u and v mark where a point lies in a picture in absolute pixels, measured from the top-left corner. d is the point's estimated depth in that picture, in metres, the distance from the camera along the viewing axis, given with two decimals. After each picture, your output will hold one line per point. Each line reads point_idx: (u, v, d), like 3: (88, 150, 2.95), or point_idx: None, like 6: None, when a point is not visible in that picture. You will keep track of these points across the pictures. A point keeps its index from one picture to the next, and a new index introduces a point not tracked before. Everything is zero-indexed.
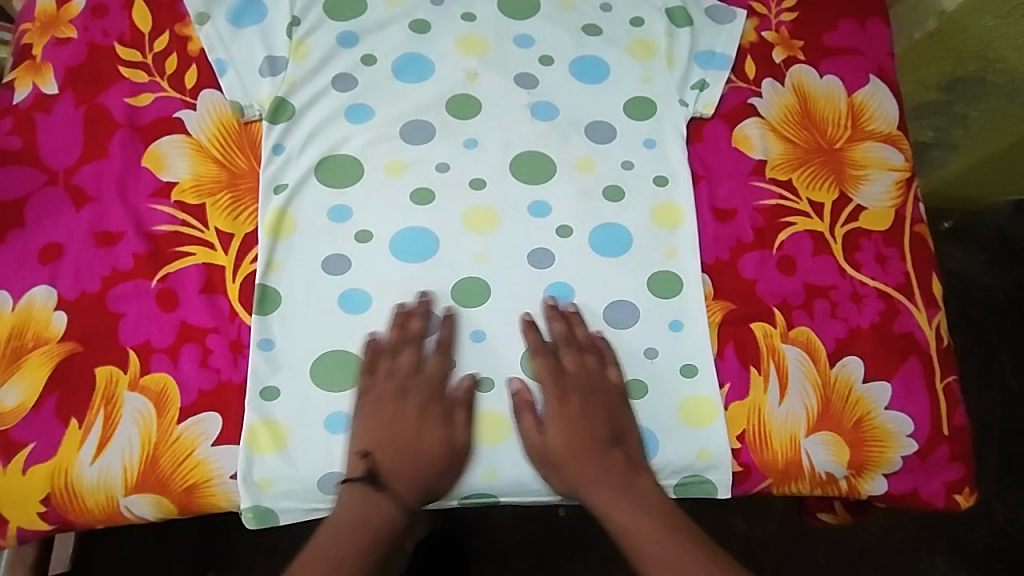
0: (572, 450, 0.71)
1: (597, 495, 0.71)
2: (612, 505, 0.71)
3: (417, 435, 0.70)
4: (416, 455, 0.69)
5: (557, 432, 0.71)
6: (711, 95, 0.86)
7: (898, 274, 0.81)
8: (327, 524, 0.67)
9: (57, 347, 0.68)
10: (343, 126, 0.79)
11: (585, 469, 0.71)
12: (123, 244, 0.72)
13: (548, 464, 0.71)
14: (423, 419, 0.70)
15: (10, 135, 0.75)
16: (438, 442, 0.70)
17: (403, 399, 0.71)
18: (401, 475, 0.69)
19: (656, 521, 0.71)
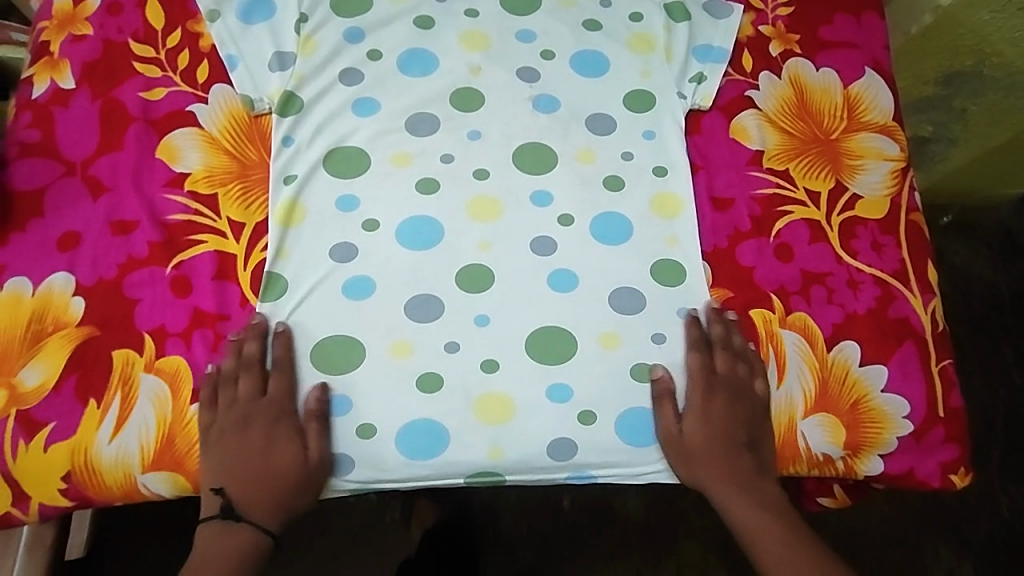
0: (705, 445, 0.74)
1: (720, 491, 0.75)
2: (733, 499, 0.75)
3: (279, 457, 0.70)
4: (265, 477, 0.70)
5: (706, 426, 0.74)
6: (709, 88, 0.88)
7: (894, 261, 0.83)
8: (203, 550, 0.71)
9: (76, 331, 0.70)
10: (350, 119, 0.81)
11: (699, 462, 0.74)
12: (139, 232, 0.74)
13: (684, 459, 0.74)
14: (275, 441, 0.70)
15: (28, 128, 0.77)
16: (294, 461, 0.70)
17: (246, 428, 0.70)
18: (259, 499, 0.70)
19: (760, 509, 0.76)
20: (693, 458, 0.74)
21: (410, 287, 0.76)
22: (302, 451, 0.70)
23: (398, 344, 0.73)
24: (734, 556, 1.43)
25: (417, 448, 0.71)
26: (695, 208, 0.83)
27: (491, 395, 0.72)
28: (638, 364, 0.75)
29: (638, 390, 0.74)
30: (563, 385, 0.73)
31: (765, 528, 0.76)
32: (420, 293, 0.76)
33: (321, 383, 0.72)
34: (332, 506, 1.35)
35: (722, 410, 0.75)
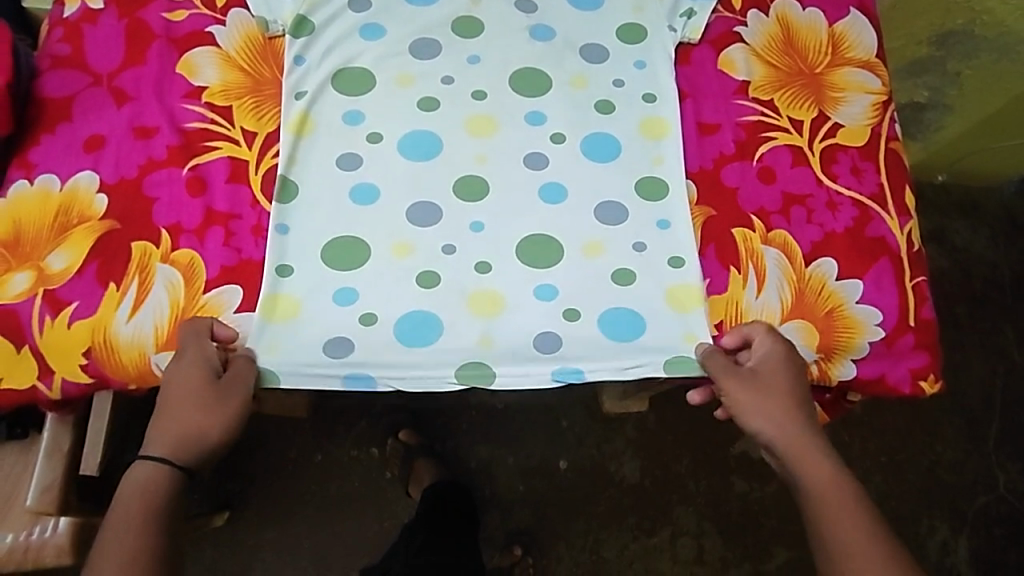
0: (770, 395, 0.76)
1: (791, 440, 0.76)
2: (803, 453, 0.75)
3: (189, 397, 0.71)
4: (181, 416, 0.71)
5: (768, 377, 0.77)
6: (699, 22, 0.93)
7: (872, 185, 0.87)
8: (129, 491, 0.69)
9: (98, 224, 0.75)
10: (359, 42, 0.87)
11: (764, 408, 0.76)
12: (158, 137, 0.80)
13: (756, 400, 0.76)
14: (191, 380, 0.71)
15: (61, 42, 0.83)
16: (207, 397, 0.71)
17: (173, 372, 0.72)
18: (171, 438, 0.71)
19: (828, 468, 0.74)
20: (756, 408, 0.76)
21: (410, 199, 0.81)
22: (218, 386, 0.71)
23: (400, 244, 0.79)
24: (730, 522, 1.45)
25: (418, 335, 0.76)
26: (682, 133, 0.87)
27: (482, 292, 0.78)
28: (619, 270, 0.80)
29: (621, 295, 0.79)
30: (548, 285, 0.79)
31: (839, 498, 0.72)
32: (419, 201, 0.81)
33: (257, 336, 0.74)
34: (336, 464, 1.40)
35: (786, 362, 0.77)
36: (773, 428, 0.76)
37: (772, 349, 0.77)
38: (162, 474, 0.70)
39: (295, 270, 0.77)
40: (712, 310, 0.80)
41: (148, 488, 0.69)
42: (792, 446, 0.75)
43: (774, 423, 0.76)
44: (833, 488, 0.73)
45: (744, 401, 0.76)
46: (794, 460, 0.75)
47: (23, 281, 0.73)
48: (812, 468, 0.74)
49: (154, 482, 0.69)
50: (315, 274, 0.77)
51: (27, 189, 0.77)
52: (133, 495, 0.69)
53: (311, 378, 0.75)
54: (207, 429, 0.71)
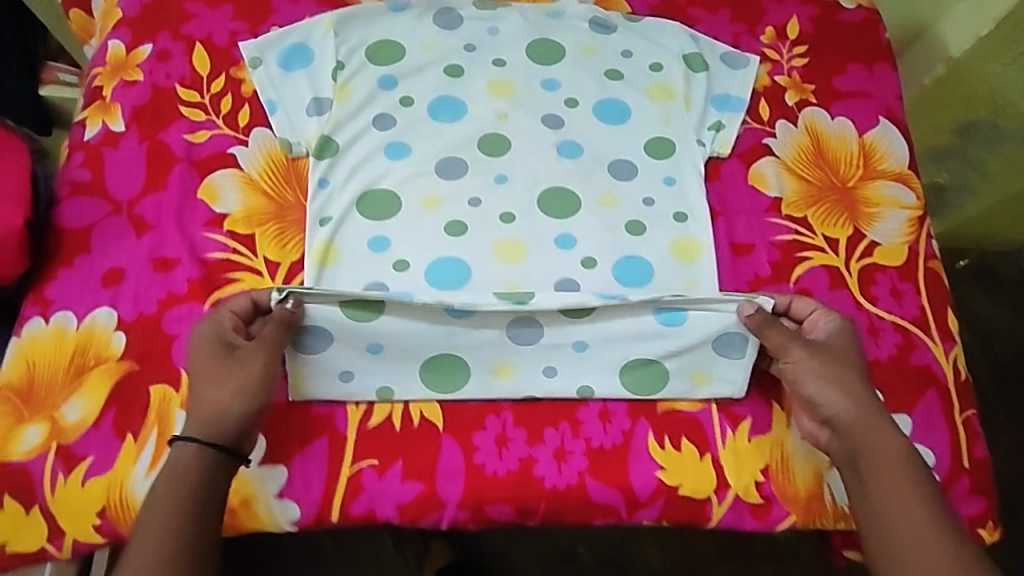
0: (842, 371, 0.73)
1: (865, 423, 0.71)
2: (875, 434, 0.71)
3: (209, 370, 0.68)
4: (200, 398, 0.68)
5: (835, 353, 0.74)
6: (727, 136, 0.91)
7: (913, 308, 0.85)
8: (167, 475, 0.66)
9: (116, 366, 0.72)
10: (382, 161, 0.85)
11: (837, 387, 0.72)
12: (179, 269, 0.77)
13: (829, 376, 0.73)
14: (209, 355, 0.69)
15: (80, 168, 0.81)
16: (227, 368, 0.68)
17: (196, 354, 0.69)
18: (195, 420, 0.67)
19: (897, 449, 0.71)
20: (825, 383, 0.72)
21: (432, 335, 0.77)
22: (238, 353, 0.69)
23: None
24: None
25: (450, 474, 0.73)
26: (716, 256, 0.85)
27: (507, 362, 0.76)
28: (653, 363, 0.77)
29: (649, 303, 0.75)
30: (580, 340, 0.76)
31: (909, 480, 0.70)
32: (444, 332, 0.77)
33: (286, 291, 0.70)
34: None
35: (852, 342, 0.75)
36: (849, 404, 0.72)
37: (838, 326, 0.75)
38: (194, 455, 0.66)
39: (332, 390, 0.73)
40: (756, 452, 0.76)
41: (177, 478, 0.65)
42: (869, 427, 0.71)
43: (846, 397, 0.72)
44: (902, 473, 0.70)
45: (815, 373, 0.73)
46: (866, 443, 0.71)
47: (37, 433, 0.69)
48: (882, 446, 0.71)
49: (188, 464, 0.66)
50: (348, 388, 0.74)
51: (42, 328, 0.74)
52: (172, 479, 0.66)
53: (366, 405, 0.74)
54: (229, 407, 0.67)
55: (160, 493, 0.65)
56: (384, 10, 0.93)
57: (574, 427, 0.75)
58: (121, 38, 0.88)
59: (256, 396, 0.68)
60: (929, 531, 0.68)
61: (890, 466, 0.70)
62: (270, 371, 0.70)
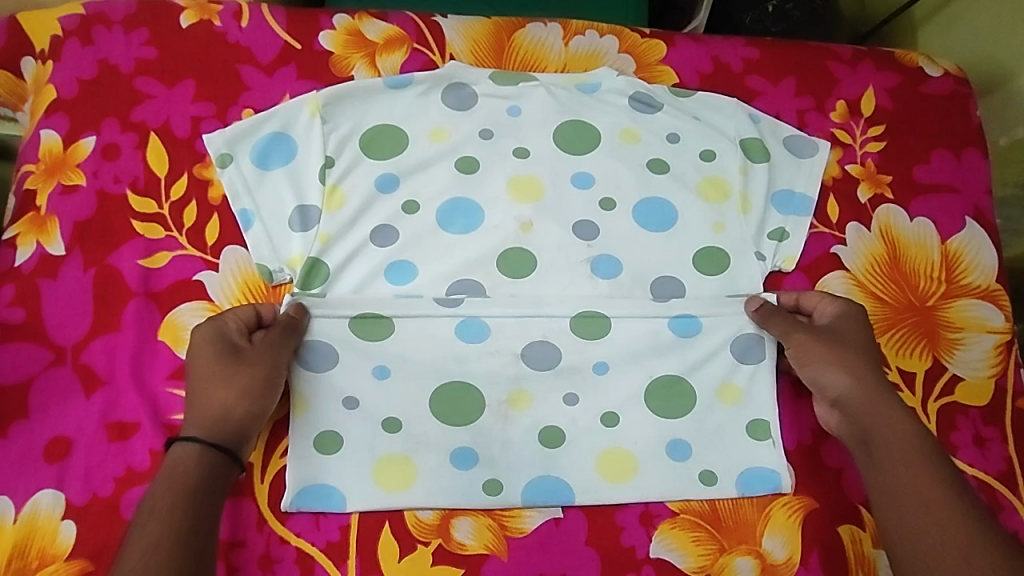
0: (852, 352, 0.68)
1: (878, 407, 0.65)
2: (889, 420, 0.64)
3: (209, 364, 0.62)
4: (195, 395, 0.61)
5: (845, 332, 0.70)
6: (792, 248, 0.77)
7: (999, 459, 0.74)
8: (165, 475, 0.57)
9: (65, 566, 0.60)
10: (384, 288, 0.71)
11: (849, 373, 0.67)
12: (138, 437, 0.64)
13: (838, 361, 0.68)
14: (201, 344, 0.63)
15: (11, 306, 0.67)
16: (228, 367, 0.62)
17: (194, 354, 0.63)
18: (190, 423, 0.60)
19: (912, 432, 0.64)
20: (838, 367, 0.67)
21: (445, 520, 0.66)
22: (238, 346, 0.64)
23: (443, 571, 0.65)
24: None
25: None
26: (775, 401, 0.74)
27: (524, 391, 0.70)
28: (676, 382, 0.72)
29: (663, 307, 0.73)
30: (601, 361, 0.72)
31: (924, 467, 0.62)
32: (458, 491, 0.67)
33: (293, 301, 0.68)
34: None
35: (861, 322, 0.71)
36: (859, 384, 0.66)
37: (842, 305, 0.72)
38: (196, 453, 0.58)
39: (332, 441, 0.67)
40: None
41: (174, 482, 0.56)
42: (886, 408, 0.65)
43: (859, 379, 0.67)
44: (916, 459, 0.62)
45: (826, 357, 0.68)
46: (883, 426, 0.64)
47: None
48: (897, 431, 0.64)
49: (190, 463, 0.58)
50: (348, 448, 0.67)
51: None
52: (168, 480, 0.56)
53: (371, 455, 0.67)
54: (235, 407, 0.61)
55: (156, 498, 0.56)
56: (382, 86, 0.76)
57: None
58: (56, 128, 0.72)
59: (264, 395, 0.63)
60: (952, 519, 0.59)
61: (904, 448, 0.63)
62: (277, 371, 0.65)
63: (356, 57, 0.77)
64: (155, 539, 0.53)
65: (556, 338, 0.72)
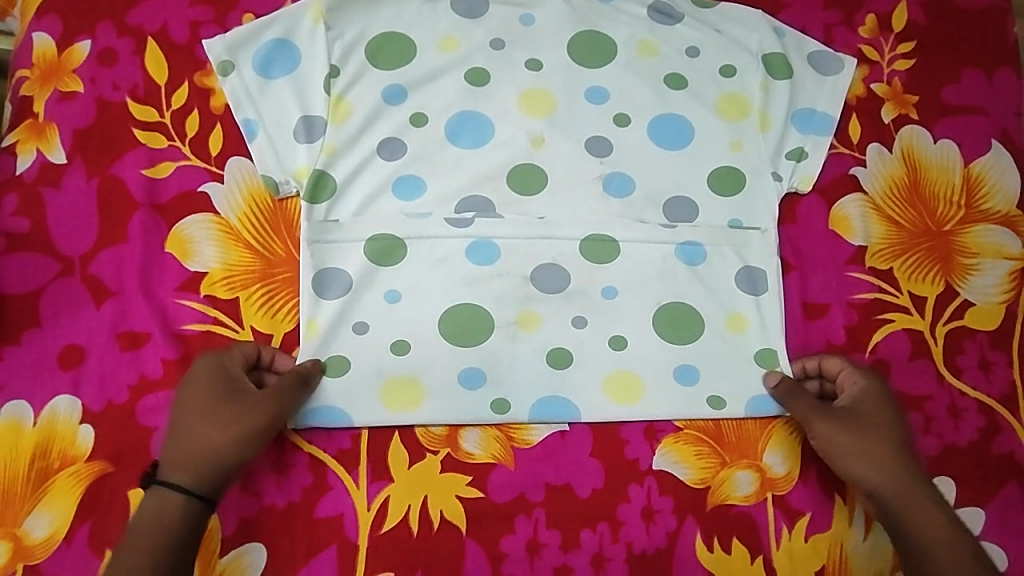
0: (871, 435, 0.66)
1: (899, 494, 0.65)
2: (914, 511, 0.64)
3: (205, 416, 0.61)
4: (179, 451, 0.60)
5: (868, 414, 0.67)
6: (810, 169, 0.75)
7: (1003, 383, 0.74)
8: (139, 517, 0.58)
9: (86, 468, 0.62)
10: (391, 203, 0.70)
11: (868, 452, 0.66)
12: (150, 346, 0.65)
13: (859, 437, 0.66)
14: (198, 403, 0.61)
15: (16, 215, 0.66)
16: (218, 416, 0.61)
17: (193, 402, 0.61)
18: (169, 468, 0.59)
19: (939, 523, 0.63)
20: (852, 447, 0.66)
21: (454, 430, 0.68)
22: (237, 406, 0.61)
23: (451, 479, 0.66)
24: None
25: None
26: (786, 321, 0.73)
27: (532, 310, 0.70)
28: (685, 307, 0.72)
29: (671, 233, 0.73)
30: (611, 285, 0.71)
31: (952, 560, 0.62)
32: (467, 404, 0.68)
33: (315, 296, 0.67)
34: None
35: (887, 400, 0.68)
36: (877, 472, 0.65)
37: (867, 385, 0.69)
38: (172, 501, 0.58)
39: (342, 364, 0.67)
40: (812, 552, 0.68)
41: (150, 527, 0.57)
42: (905, 493, 0.64)
43: (877, 464, 0.65)
44: (943, 552, 0.62)
45: (836, 439, 0.67)
46: (893, 505, 0.65)
47: None
48: (924, 522, 0.64)
49: (166, 510, 0.58)
50: (359, 360, 0.67)
51: None
52: (144, 524, 0.57)
53: (381, 371, 0.67)
54: (219, 463, 0.59)
55: (129, 540, 0.57)
56: None
57: (614, 530, 0.67)
58: (49, 32, 0.70)
59: (251, 446, 0.61)
60: None
61: (928, 539, 0.63)
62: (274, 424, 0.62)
63: None
64: None
65: (565, 261, 0.71)
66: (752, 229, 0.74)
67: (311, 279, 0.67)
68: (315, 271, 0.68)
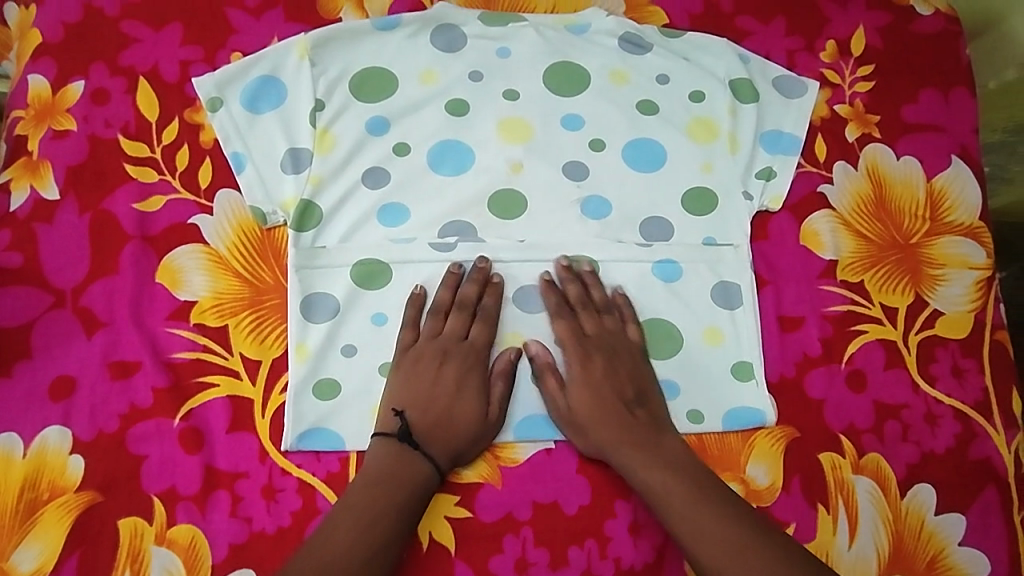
0: (590, 410, 0.68)
1: (626, 454, 0.67)
2: (638, 465, 0.67)
3: (456, 399, 0.68)
4: (439, 423, 0.67)
5: (581, 382, 0.69)
6: (779, 188, 0.78)
7: (976, 390, 0.76)
8: (386, 469, 0.64)
9: (76, 497, 0.63)
10: (376, 229, 0.72)
11: (594, 419, 0.68)
12: (141, 375, 0.66)
13: (571, 422, 0.69)
14: (467, 385, 0.68)
15: (8, 250, 0.68)
16: (473, 401, 0.68)
17: (440, 368, 0.68)
18: (434, 442, 0.66)
19: (660, 472, 0.66)
20: (592, 412, 0.68)
21: None
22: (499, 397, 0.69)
23: (439, 499, 0.67)
24: None
25: None
26: (764, 333, 0.75)
27: (516, 331, 0.72)
28: (667, 324, 0.74)
29: (648, 252, 0.75)
30: None
31: (700, 502, 0.64)
32: None
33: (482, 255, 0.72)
34: None
35: (596, 381, 0.69)
36: (611, 433, 0.68)
37: (570, 348, 0.71)
38: (429, 468, 0.65)
39: (330, 388, 0.68)
40: None
41: (395, 480, 0.64)
42: (606, 447, 0.68)
43: (596, 430, 0.68)
44: (677, 496, 0.65)
45: (567, 424, 0.69)
46: (617, 457, 0.67)
47: None
48: (643, 470, 0.67)
49: (416, 471, 0.64)
50: (346, 383, 0.69)
51: None
52: (393, 476, 0.64)
53: (370, 393, 0.69)
54: (473, 434, 0.67)
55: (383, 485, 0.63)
56: (370, 28, 0.77)
57: (601, 546, 0.68)
58: (43, 73, 0.72)
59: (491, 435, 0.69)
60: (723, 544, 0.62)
61: (669, 486, 0.65)
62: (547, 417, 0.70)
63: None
64: (374, 523, 0.61)
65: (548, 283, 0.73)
66: (727, 246, 0.76)
67: (298, 305, 0.69)
68: (303, 297, 0.69)
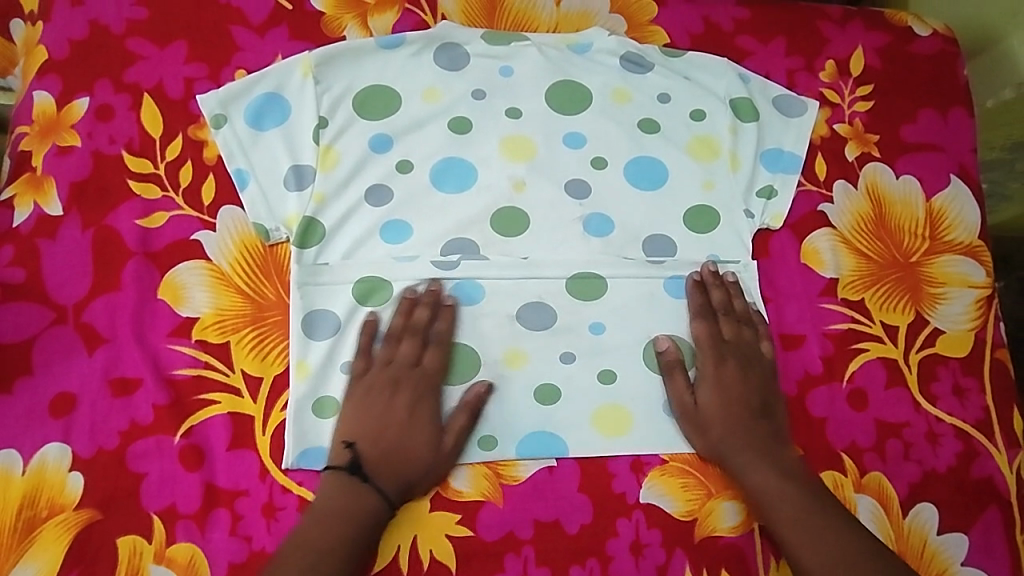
0: (720, 408, 0.70)
1: (741, 452, 0.69)
2: (750, 463, 0.68)
3: (410, 431, 0.66)
4: (391, 453, 0.65)
5: (715, 381, 0.71)
6: (780, 206, 0.79)
7: (977, 409, 0.76)
8: (333, 500, 0.63)
9: (74, 516, 0.63)
10: (379, 246, 0.72)
11: (715, 414, 0.70)
12: (141, 392, 0.66)
13: (696, 421, 0.71)
14: (420, 415, 0.67)
15: (10, 266, 0.68)
16: (428, 435, 0.67)
17: (393, 395, 0.67)
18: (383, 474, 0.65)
19: (772, 471, 0.68)
20: (712, 408, 0.70)
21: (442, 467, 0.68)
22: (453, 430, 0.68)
23: (440, 518, 0.67)
24: None
25: None
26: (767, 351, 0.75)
27: (519, 349, 0.72)
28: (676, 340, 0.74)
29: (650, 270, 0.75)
30: (598, 321, 0.73)
31: (800, 504, 0.66)
32: None
33: (434, 279, 0.71)
34: None
35: (727, 382, 0.71)
36: (723, 429, 0.70)
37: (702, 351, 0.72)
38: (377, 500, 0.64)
39: (331, 405, 0.68)
40: None
41: (339, 513, 0.62)
42: (726, 444, 0.69)
43: (712, 426, 0.70)
44: (783, 495, 0.67)
45: (681, 422, 0.71)
46: (729, 455, 0.69)
47: None
48: (755, 467, 0.68)
49: (361, 503, 0.63)
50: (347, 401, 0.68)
51: None
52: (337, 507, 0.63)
53: None
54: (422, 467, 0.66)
55: (327, 518, 0.62)
56: (374, 46, 0.77)
57: (603, 565, 0.67)
58: (49, 90, 0.73)
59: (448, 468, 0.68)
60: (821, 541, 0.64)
61: (779, 484, 0.67)
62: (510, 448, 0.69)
63: (348, 17, 0.79)
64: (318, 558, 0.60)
65: (551, 300, 0.73)
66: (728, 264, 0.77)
67: (300, 322, 0.69)
68: (304, 314, 0.69)
